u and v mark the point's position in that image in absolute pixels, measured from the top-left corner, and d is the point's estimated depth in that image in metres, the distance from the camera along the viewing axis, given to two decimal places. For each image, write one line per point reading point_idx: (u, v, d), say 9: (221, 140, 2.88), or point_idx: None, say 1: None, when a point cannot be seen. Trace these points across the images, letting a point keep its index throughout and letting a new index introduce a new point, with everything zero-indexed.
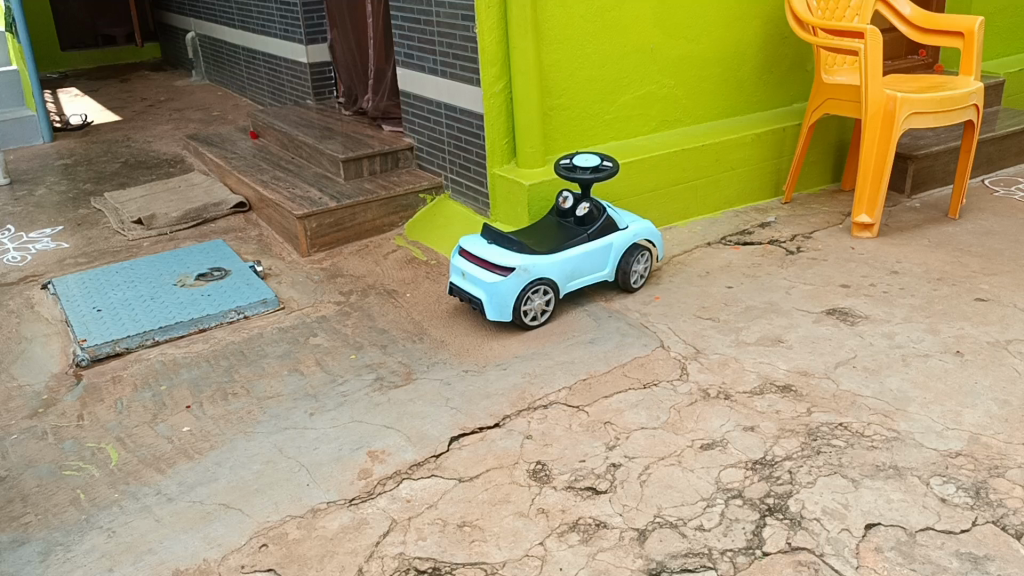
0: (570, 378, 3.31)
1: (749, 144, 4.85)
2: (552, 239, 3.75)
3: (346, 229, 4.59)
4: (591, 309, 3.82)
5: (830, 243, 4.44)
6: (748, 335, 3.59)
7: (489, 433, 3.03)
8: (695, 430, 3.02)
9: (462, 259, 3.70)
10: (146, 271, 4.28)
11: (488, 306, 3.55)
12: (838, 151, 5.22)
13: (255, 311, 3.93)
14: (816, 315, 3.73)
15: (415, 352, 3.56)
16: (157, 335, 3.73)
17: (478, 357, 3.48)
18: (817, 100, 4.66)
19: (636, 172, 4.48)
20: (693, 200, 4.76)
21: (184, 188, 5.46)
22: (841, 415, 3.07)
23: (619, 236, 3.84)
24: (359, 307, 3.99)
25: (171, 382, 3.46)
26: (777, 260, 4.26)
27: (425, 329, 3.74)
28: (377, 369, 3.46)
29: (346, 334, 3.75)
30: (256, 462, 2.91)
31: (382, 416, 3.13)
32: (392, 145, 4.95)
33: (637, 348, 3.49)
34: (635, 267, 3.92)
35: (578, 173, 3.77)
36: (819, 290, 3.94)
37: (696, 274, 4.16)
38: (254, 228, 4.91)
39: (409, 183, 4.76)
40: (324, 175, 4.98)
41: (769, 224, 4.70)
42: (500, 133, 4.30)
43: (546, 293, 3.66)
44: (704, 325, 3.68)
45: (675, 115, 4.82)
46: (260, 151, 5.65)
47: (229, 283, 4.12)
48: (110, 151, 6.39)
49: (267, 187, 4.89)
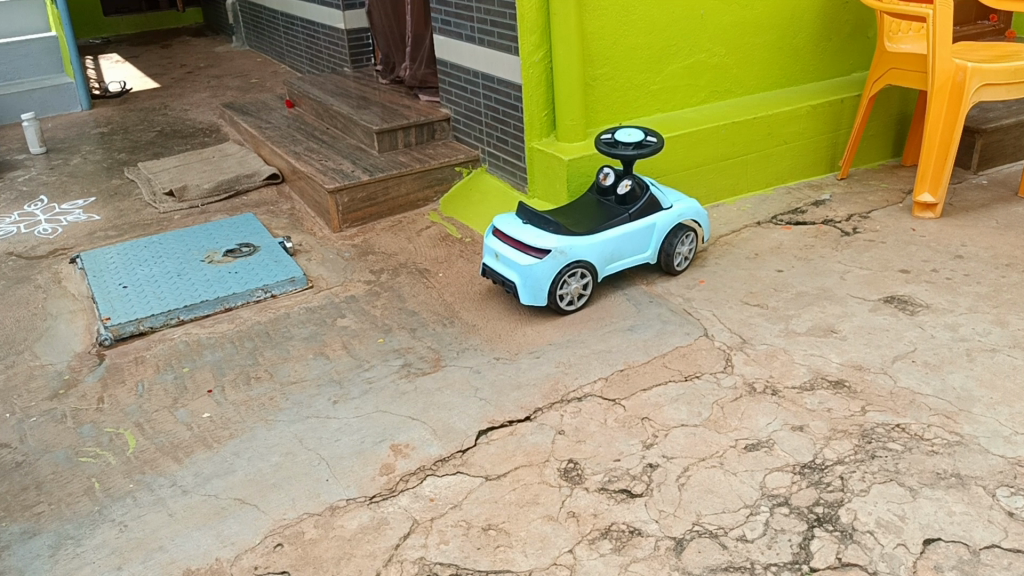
0: (606, 369, 3.12)
1: (804, 117, 4.57)
2: (590, 219, 3.55)
3: (378, 203, 4.44)
4: (631, 292, 3.62)
5: (889, 223, 4.16)
6: (799, 324, 3.37)
7: (519, 428, 2.86)
8: (739, 429, 2.82)
9: (496, 239, 3.52)
10: (174, 247, 4.18)
11: (521, 290, 3.37)
12: (899, 125, 4.92)
13: (282, 290, 3.81)
14: (873, 303, 3.49)
15: (445, 337, 3.40)
16: (181, 314, 3.63)
17: (510, 344, 3.31)
18: (879, 70, 4.36)
19: (683, 147, 4.24)
20: (743, 175, 4.51)
21: (217, 160, 5.34)
22: (898, 415, 2.84)
23: (662, 216, 3.63)
24: (389, 286, 3.85)
25: (193, 364, 3.36)
26: (832, 242, 4.01)
27: (457, 312, 3.58)
28: (405, 354, 3.31)
29: (374, 316, 3.61)
30: (275, 453, 2.80)
31: (407, 406, 2.98)
32: (428, 116, 4.77)
33: (678, 338, 3.29)
34: (680, 249, 3.70)
35: (620, 149, 3.55)
36: (877, 275, 3.69)
37: (744, 256, 3.93)
38: (287, 202, 4.78)
39: (445, 156, 4.58)
40: (358, 147, 4.82)
41: (823, 202, 4.44)
42: (539, 104, 4.09)
43: (583, 276, 3.47)
44: (751, 313, 3.46)
45: (725, 86, 4.57)
46: (295, 121, 5.51)
47: (257, 260, 4.00)
48: (146, 119, 6.30)
49: (299, 159, 4.75)
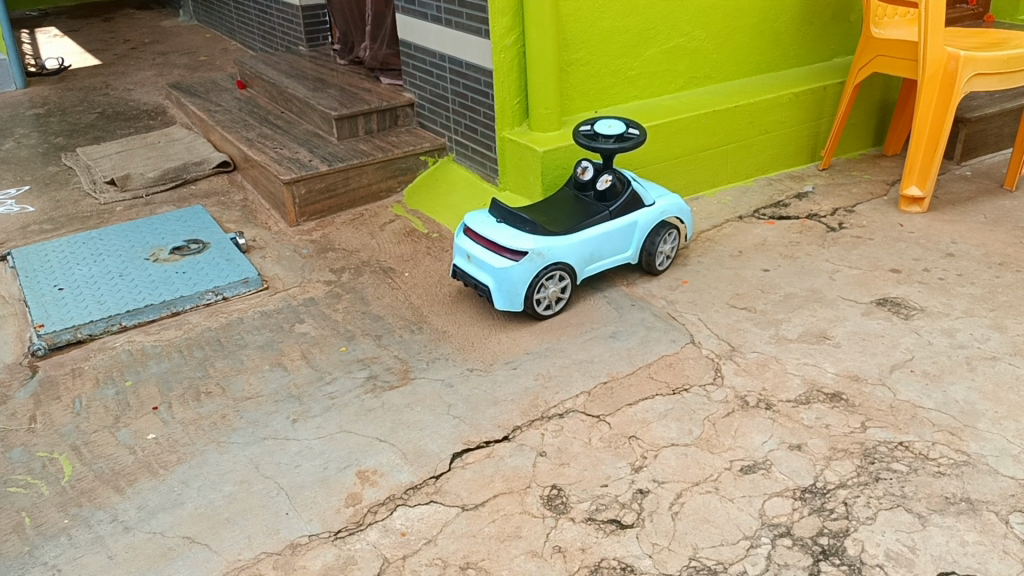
0: (588, 382, 2.90)
1: (786, 105, 4.38)
2: (568, 217, 3.32)
3: (338, 195, 4.16)
4: (611, 295, 3.41)
5: (875, 218, 4.00)
6: (790, 330, 3.18)
7: (496, 449, 2.64)
8: (734, 448, 2.62)
9: (467, 239, 3.27)
10: (116, 243, 3.86)
11: (496, 294, 3.14)
12: (881, 113, 4.76)
13: (235, 292, 3.52)
14: (865, 306, 3.31)
15: (414, 345, 3.16)
16: (124, 320, 3.33)
17: (484, 354, 3.08)
18: (865, 57, 4.18)
19: (663, 137, 4.02)
20: (723, 166, 4.31)
21: (163, 145, 5.00)
22: (901, 432, 2.66)
23: (644, 213, 3.42)
24: (352, 288, 3.58)
25: (137, 378, 3.07)
26: (818, 238, 3.83)
27: (425, 317, 3.33)
28: (370, 366, 3.06)
29: (336, 322, 3.35)
30: (228, 482, 2.54)
31: (374, 425, 2.74)
32: (391, 101, 4.48)
33: (664, 346, 3.08)
34: (662, 247, 3.50)
35: (600, 142, 3.31)
36: (867, 275, 3.52)
37: (728, 254, 3.73)
38: (239, 192, 4.47)
39: (409, 145, 4.31)
40: (316, 133, 4.52)
41: (805, 195, 4.26)
42: (511, 91, 3.83)
43: (562, 279, 3.25)
44: (739, 317, 3.27)
45: (704, 71, 4.36)
46: (246, 103, 5.18)
47: (206, 258, 3.70)
48: (86, 99, 5.91)
49: (252, 146, 4.44)
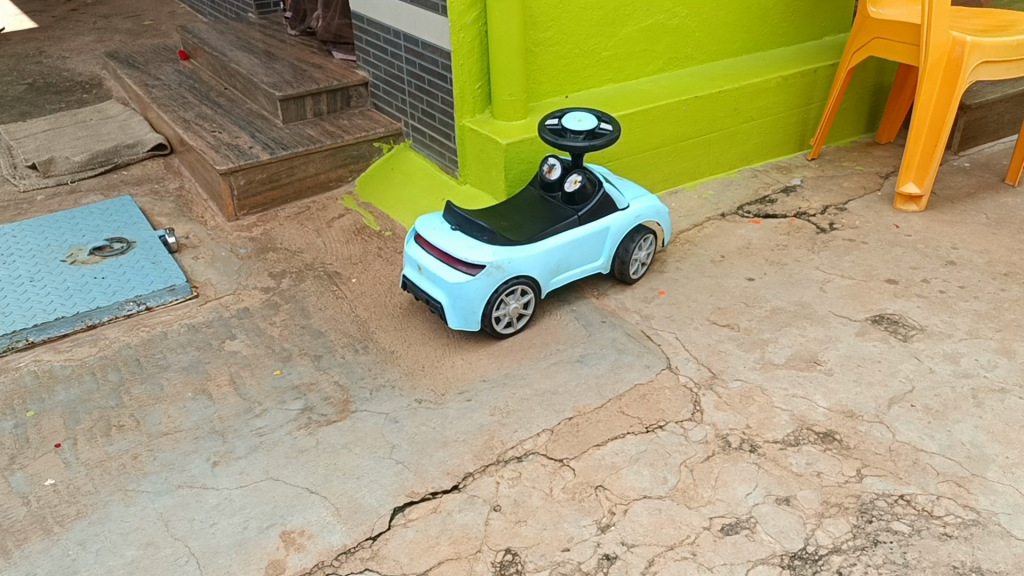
0: (551, 418, 2.57)
1: (774, 90, 4.02)
2: (532, 222, 2.96)
3: (282, 186, 3.77)
4: (579, 309, 3.07)
5: (869, 218, 3.67)
6: (777, 353, 2.86)
7: (444, 503, 2.30)
8: (714, 502, 2.31)
9: (418, 248, 2.91)
10: (30, 241, 3.45)
11: (450, 312, 2.79)
12: (875, 97, 4.42)
13: (159, 301, 3.15)
14: (859, 324, 2.99)
15: (357, 369, 2.81)
16: (30, 335, 2.95)
17: (435, 381, 2.73)
18: (861, 39, 3.82)
19: (639, 126, 3.66)
20: (705, 157, 3.96)
21: (95, 123, 4.56)
22: (901, 482, 2.36)
23: (617, 218, 3.07)
24: (292, 296, 3.21)
25: (41, 407, 2.69)
26: (807, 242, 3.50)
27: (372, 333, 2.98)
28: (306, 395, 2.71)
29: (271, 339, 2.99)
30: (132, 545, 2.19)
31: (305, 472, 2.39)
32: (342, 79, 4.08)
33: (636, 374, 2.74)
34: (637, 254, 3.16)
35: (569, 139, 2.94)
36: (861, 286, 3.20)
37: (709, 260, 3.40)
38: (175, 179, 4.07)
39: (362, 129, 3.91)
40: (260, 115, 4.11)
41: (793, 189, 3.93)
42: (472, 75, 3.44)
43: (524, 293, 2.90)
44: (720, 337, 2.94)
45: (686, 52, 3.99)
46: (187, 77, 4.74)
47: (130, 260, 3.32)
48: (16, 68, 5.43)
49: (189, 128, 4.03)
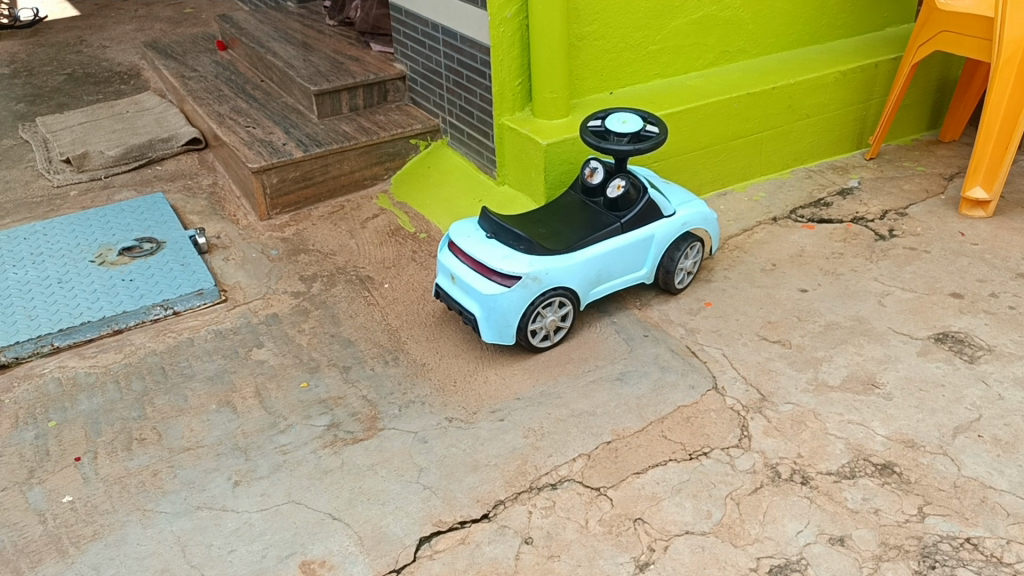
0: (588, 442, 2.42)
1: (832, 85, 3.80)
2: (572, 230, 2.81)
3: (316, 184, 3.66)
4: (621, 321, 2.91)
5: (932, 224, 3.45)
6: (832, 374, 2.68)
7: (473, 533, 2.17)
8: (762, 541, 2.15)
9: (451, 256, 2.78)
10: (60, 240, 3.39)
11: (483, 325, 2.66)
12: (939, 91, 4.17)
13: (187, 306, 3.06)
14: (922, 343, 2.80)
15: (386, 383, 2.69)
16: (56, 339, 2.88)
17: (466, 398, 2.60)
18: (927, 33, 3.59)
19: (688, 125, 3.48)
20: (756, 157, 3.77)
21: (131, 116, 4.50)
22: (967, 524, 2.17)
23: (663, 226, 2.90)
24: (322, 302, 3.10)
25: (63, 417, 2.62)
26: (864, 250, 3.30)
27: (403, 344, 2.86)
28: (333, 410, 2.60)
29: (299, 347, 2.88)
30: (148, 572, 2.10)
31: (328, 496, 2.28)
32: (379, 73, 3.95)
33: (680, 395, 2.59)
34: (683, 263, 2.99)
35: (612, 142, 2.78)
36: (923, 300, 2.99)
37: (760, 268, 3.21)
38: (208, 175, 3.98)
39: (398, 126, 3.78)
40: (295, 109, 4.00)
41: (850, 191, 3.72)
42: (512, 71, 3.28)
43: (562, 305, 2.76)
44: (770, 355, 2.77)
45: (738, 44, 3.78)
46: (224, 68, 4.65)
47: (158, 262, 3.24)
48: (57, 58, 5.39)
49: (222, 123, 3.93)
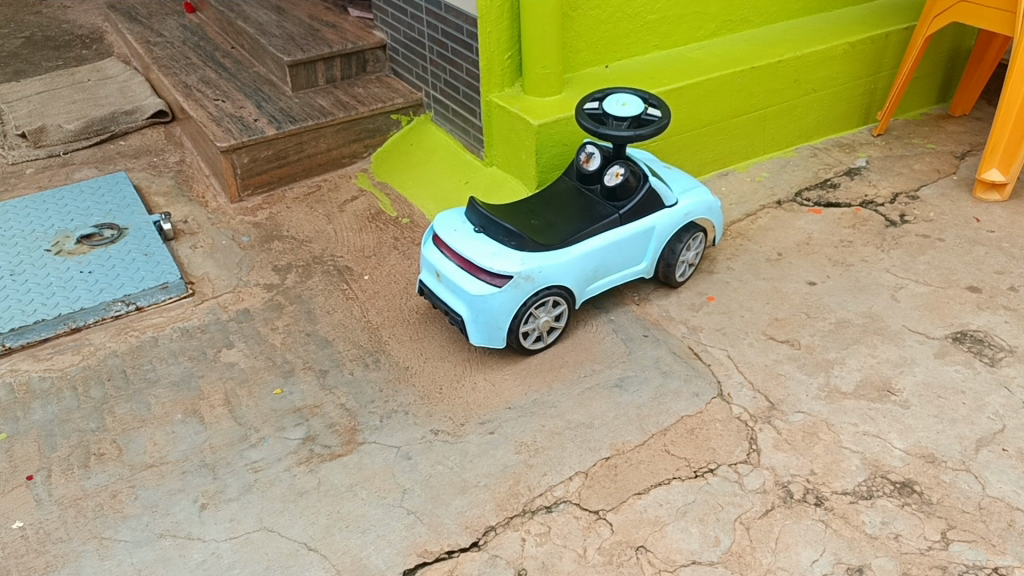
0: (585, 459, 2.24)
1: (840, 58, 3.57)
2: (567, 222, 2.60)
3: (290, 163, 3.42)
4: (618, 319, 2.72)
5: (945, 208, 3.26)
6: (844, 379, 2.51)
7: (461, 565, 1.99)
8: (775, 572, 1.98)
9: (436, 251, 2.56)
10: (13, 226, 3.14)
11: (471, 328, 2.46)
12: (950, 63, 3.96)
13: (150, 301, 2.84)
14: (939, 343, 2.62)
15: (366, 390, 2.49)
16: (7, 340, 2.65)
17: (453, 408, 2.41)
18: (944, 3, 3.36)
19: (688, 102, 3.26)
20: (759, 134, 3.55)
21: (93, 85, 4.21)
22: (995, 551, 2.01)
23: (664, 216, 2.69)
24: (297, 296, 2.89)
25: (14, 429, 2.41)
26: (875, 237, 3.11)
27: (384, 345, 2.66)
28: (308, 421, 2.40)
29: (272, 348, 2.67)
30: None
31: (302, 523, 2.10)
32: (357, 42, 3.69)
33: (684, 404, 2.40)
34: (685, 255, 2.79)
35: (611, 126, 2.56)
36: (938, 295, 2.81)
37: (765, 258, 3.02)
38: (175, 151, 3.72)
39: (378, 100, 3.53)
40: (268, 81, 3.74)
41: (858, 171, 3.52)
42: (501, 44, 3.03)
43: (556, 304, 2.56)
44: (778, 357, 2.59)
45: (741, 13, 3.55)
46: (192, 33, 4.36)
47: (119, 251, 3.00)
48: (14, 19, 5.07)
49: (189, 95, 3.67)
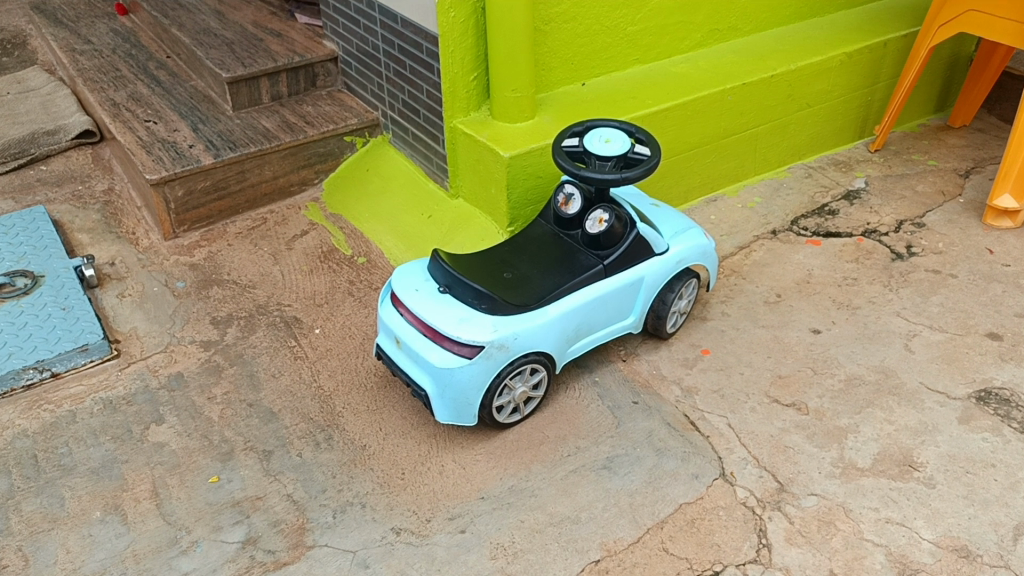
0: (571, 563, 1.93)
1: (836, 69, 3.27)
2: (545, 275, 2.27)
3: (231, 194, 3.05)
4: (604, 382, 2.42)
5: (955, 238, 2.98)
6: (861, 452, 2.22)
7: None
8: None
9: (395, 313, 2.22)
10: None
11: (437, 404, 2.13)
12: (949, 70, 3.68)
13: (68, 366, 2.47)
14: (961, 406, 2.33)
15: (317, 477, 2.16)
16: None
17: (418, 499, 2.09)
18: (951, 11, 3.07)
19: (674, 124, 2.94)
20: (750, 154, 3.25)
21: (12, 98, 3.79)
22: None
23: (654, 265, 2.38)
24: (238, 356, 2.54)
25: None
26: (881, 274, 2.83)
27: (338, 418, 2.33)
28: (249, 518, 2.07)
29: (209, 423, 2.33)
30: None
31: None
32: (306, 54, 3.32)
33: (682, 490, 2.10)
34: (677, 304, 2.48)
35: (594, 167, 2.24)
36: (956, 345, 2.53)
37: (762, 301, 2.73)
38: (104, 178, 3.34)
39: (329, 120, 3.17)
40: (207, 98, 3.36)
41: (856, 194, 3.24)
42: (466, 65, 2.69)
43: (534, 371, 2.24)
44: (785, 426, 2.29)
45: (729, 21, 3.23)
46: (124, 39, 3.94)
47: (33, 304, 2.63)
48: None
49: (117, 115, 3.28)
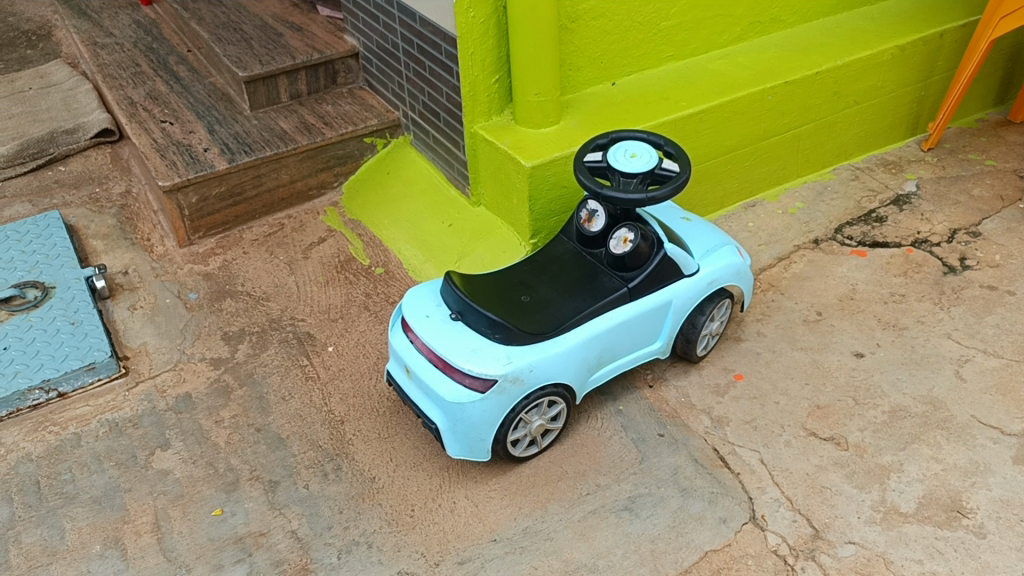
0: None
1: (887, 63, 3.05)
2: (564, 299, 2.13)
3: (246, 199, 2.95)
4: (628, 411, 2.28)
5: (1013, 249, 2.77)
6: (904, 494, 2.05)
7: None
8: None
9: (405, 340, 2.10)
10: None
11: (448, 439, 2.02)
12: (1011, 61, 3.42)
13: (75, 385, 2.40)
14: (1017, 444, 2.15)
15: (324, 512, 2.06)
16: None
17: (427, 540, 1.98)
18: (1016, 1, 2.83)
19: (710, 127, 2.76)
20: (792, 156, 3.06)
21: (34, 94, 3.73)
22: None
23: (682, 288, 2.22)
24: (248, 375, 2.45)
25: None
26: (931, 290, 2.64)
27: (348, 446, 2.22)
28: (250, 557, 1.98)
29: (216, 449, 2.24)
30: None
31: None
32: (326, 50, 3.19)
33: (708, 536, 1.96)
34: (708, 327, 2.33)
35: (617, 184, 2.09)
36: (1013, 373, 2.34)
37: (802, 320, 2.56)
38: (121, 179, 3.26)
39: (348, 121, 3.04)
40: (225, 96, 3.26)
41: (906, 199, 3.03)
42: (487, 67, 2.54)
43: (552, 403, 2.11)
44: (822, 463, 2.13)
45: (772, 12, 3.02)
46: (145, 31, 3.85)
47: (42, 319, 2.56)
48: None
49: (133, 115, 3.18)
